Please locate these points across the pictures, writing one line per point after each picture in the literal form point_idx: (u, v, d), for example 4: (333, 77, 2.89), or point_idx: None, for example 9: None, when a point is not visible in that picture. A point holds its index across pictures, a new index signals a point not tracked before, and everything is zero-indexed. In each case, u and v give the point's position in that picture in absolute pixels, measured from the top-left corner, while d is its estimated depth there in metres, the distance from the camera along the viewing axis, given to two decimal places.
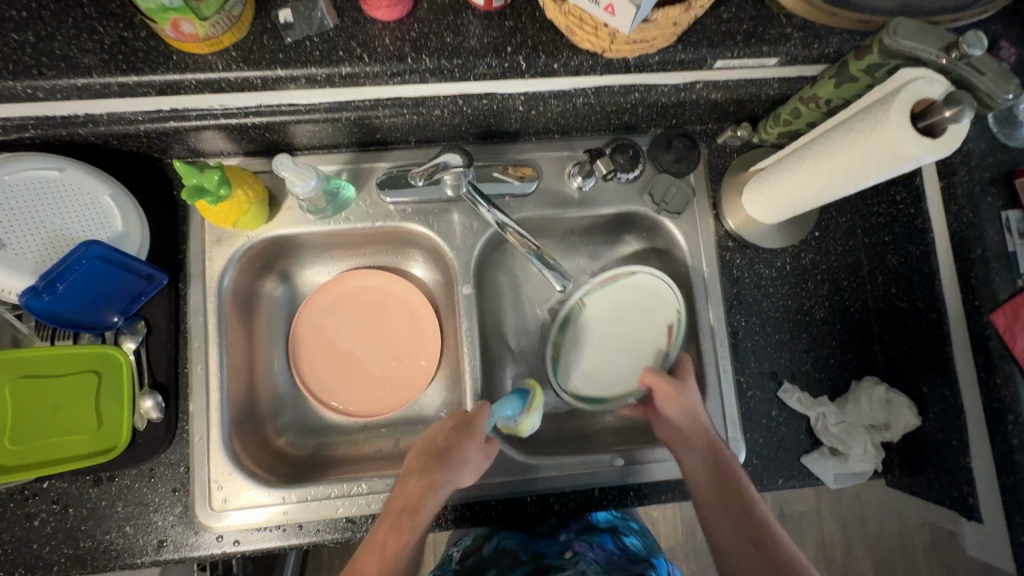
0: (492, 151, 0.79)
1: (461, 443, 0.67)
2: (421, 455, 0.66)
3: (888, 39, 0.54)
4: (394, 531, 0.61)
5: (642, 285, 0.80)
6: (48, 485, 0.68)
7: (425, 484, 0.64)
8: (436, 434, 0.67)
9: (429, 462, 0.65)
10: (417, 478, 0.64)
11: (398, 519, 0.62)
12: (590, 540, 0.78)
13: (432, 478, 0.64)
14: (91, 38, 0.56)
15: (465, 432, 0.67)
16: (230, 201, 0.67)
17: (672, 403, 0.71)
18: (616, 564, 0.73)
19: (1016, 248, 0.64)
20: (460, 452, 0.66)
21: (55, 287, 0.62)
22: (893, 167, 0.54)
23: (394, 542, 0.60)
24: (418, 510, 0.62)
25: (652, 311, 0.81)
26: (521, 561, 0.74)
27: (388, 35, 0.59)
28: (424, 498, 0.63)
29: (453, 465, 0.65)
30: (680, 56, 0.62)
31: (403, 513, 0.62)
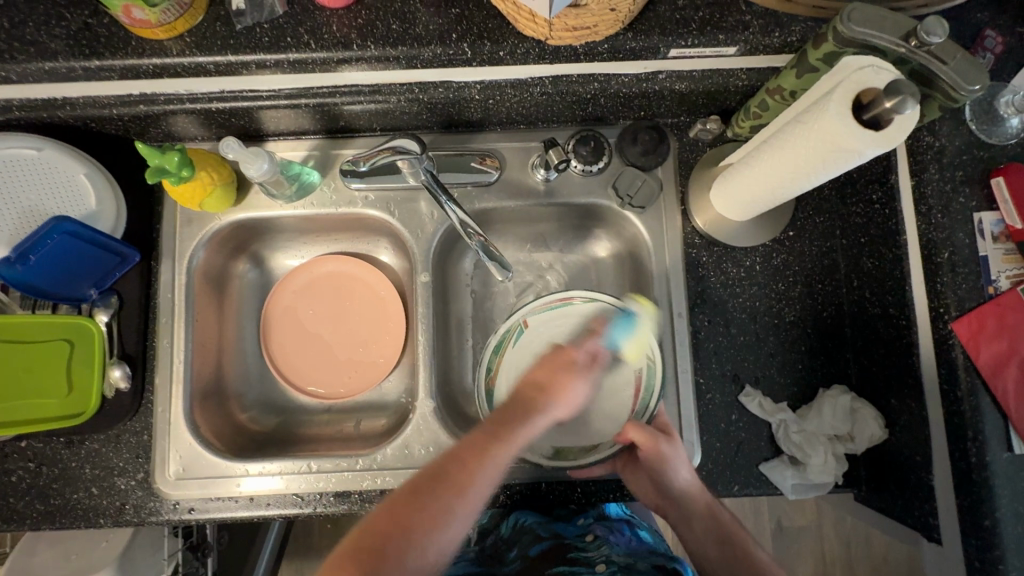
0: (457, 140, 0.79)
1: (570, 388, 0.56)
2: (540, 372, 0.57)
3: (842, 26, 0.51)
4: (480, 458, 0.50)
5: (597, 318, 0.73)
6: (24, 444, 0.73)
7: (530, 421, 0.53)
8: (543, 373, 0.57)
9: (529, 395, 0.55)
10: (513, 407, 0.54)
11: (501, 439, 0.51)
12: (611, 524, 0.76)
13: (524, 415, 0.53)
14: (59, 24, 0.60)
15: (575, 369, 0.57)
16: (194, 182, 0.70)
17: (666, 470, 0.65)
18: (639, 550, 0.71)
19: (985, 252, 0.60)
20: (567, 395, 0.56)
21: (27, 259, 0.66)
22: (843, 160, 0.50)
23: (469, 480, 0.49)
24: (506, 446, 0.51)
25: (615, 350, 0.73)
26: (543, 539, 0.74)
27: (335, 21, 0.61)
28: (468, 475, 0.49)
29: (546, 418, 0.54)
30: (631, 44, 0.61)
31: (490, 440, 0.51)
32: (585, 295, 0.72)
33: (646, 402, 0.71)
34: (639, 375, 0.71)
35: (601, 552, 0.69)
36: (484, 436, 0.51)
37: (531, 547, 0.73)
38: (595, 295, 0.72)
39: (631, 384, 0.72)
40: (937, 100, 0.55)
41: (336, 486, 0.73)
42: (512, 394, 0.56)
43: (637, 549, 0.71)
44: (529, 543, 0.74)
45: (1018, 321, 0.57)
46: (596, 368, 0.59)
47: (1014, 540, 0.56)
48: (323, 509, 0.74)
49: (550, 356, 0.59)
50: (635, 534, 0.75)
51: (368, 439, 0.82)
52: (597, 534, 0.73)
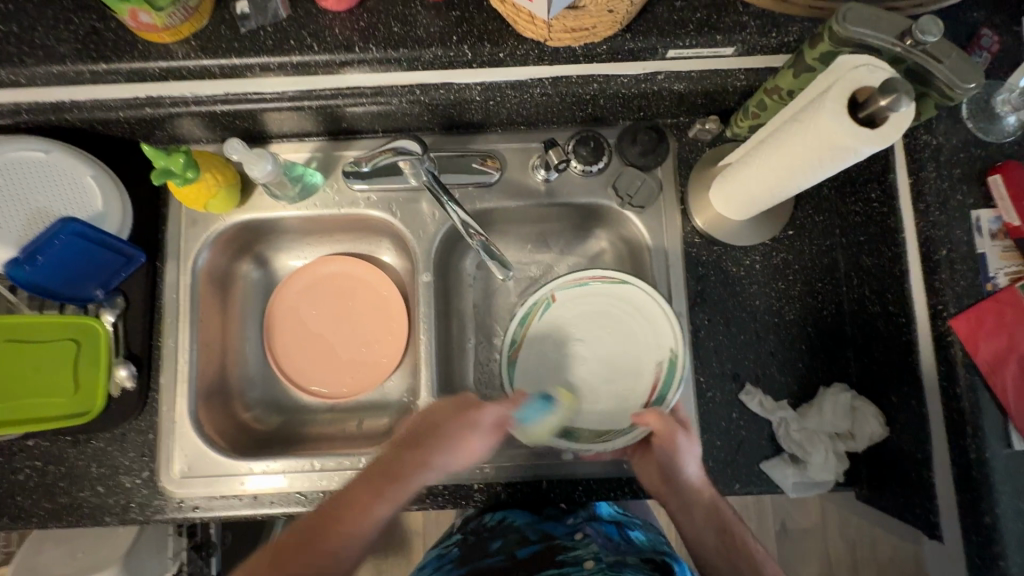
0: (458, 142, 0.80)
1: (459, 440, 0.58)
2: (428, 419, 0.60)
3: (838, 26, 0.51)
4: (359, 503, 0.55)
5: (623, 301, 0.74)
6: (31, 443, 0.74)
7: (411, 469, 0.56)
8: (440, 417, 0.59)
9: (418, 443, 0.58)
10: (399, 456, 0.58)
11: (376, 487, 0.56)
12: (600, 526, 0.75)
13: (416, 465, 0.56)
14: (68, 29, 0.62)
15: (472, 411, 0.59)
16: (199, 184, 0.71)
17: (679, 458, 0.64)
18: (629, 549, 0.71)
19: (983, 249, 0.60)
20: (471, 450, 0.58)
21: (35, 260, 0.67)
22: (840, 159, 0.51)
23: (353, 518, 0.54)
24: (386, 496, 0.55)
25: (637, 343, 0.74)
26: (531, 541, 0.73)
27: (337, 25, 0.62)
28: (350, 516, 0.54)
29: (444, 458, 0.57)
30: (629, 46, 0.62)
31: (380, 481, 0.56)
32: (611, 275, 0.72)
33: (663, 394, 0.70)
34: (661, 366, 0.71)
35: (590, 550, 0.69)
36: (366, 482, 0.56)
37: (518, 549, 0.72)
38: (624, 278, 0.71)
39: (652, 373, 0.72)
40: (934, 98, 0.55)
41: (339, 484, 0.74)
42: (394, 441, 0.60)
43: (628, 548, 0.71)
44: (516, 544, 0.73)
45: (1016, 318, 0.58)
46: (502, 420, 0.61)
47: (1016, 536, 0.56)
48: None
49: (454, 405, 0.60)
50: (624, 531, 0.76)
51: (371, 438, 0.83)
52: (585, 532, 0.73)
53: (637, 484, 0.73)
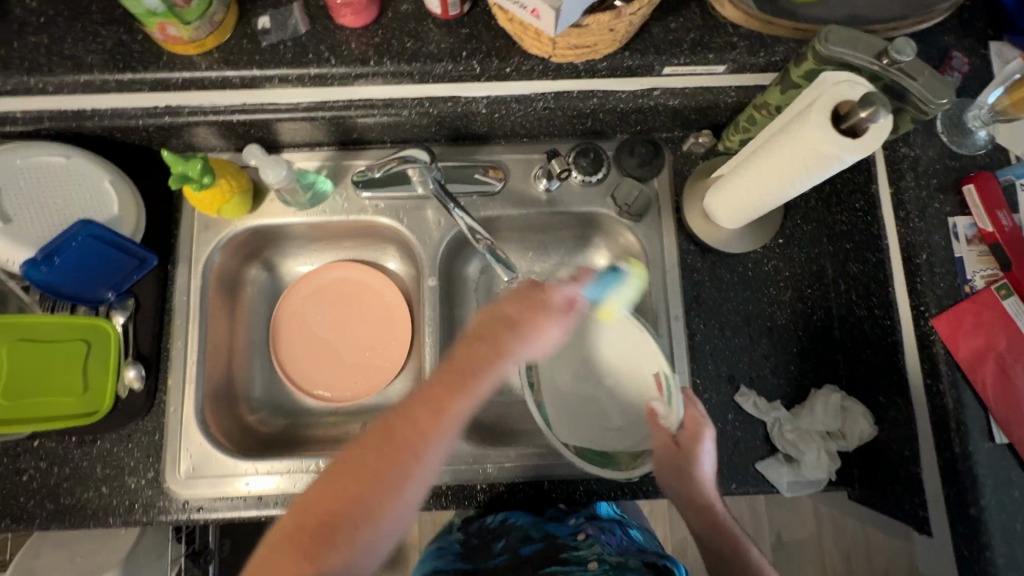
0: (463, 152, 0.83)
1: (542, 327, 0.60)
2: (493, 316, 0.60)
3: (820, 46, 0.56)
4: (431, 416, 0.54)
5: (598, 319, 0.74)
6: (37, 444, 0.74)
7: (486, 368, 0.57)
8: (514, 309, 0.60)
9: (489, 340, 0.58)
10: (476, 355, 0.57)
11: (446, 395, 0.55)
12: (602, 524, 0.78)
13: (494, 360, 0.57)
14: (97, 41, 0.65)
15: (546, 315, 0.60)
16: (214, 190, 0.73)
17: (673, 462, 0.67)
18: (629, 550, 0.72)
19: (961, 254, 0.64)
20: (544, 338, 0.60)
21: (52, 261, 0.68)
22: (823, 168, 0.55)
23: (431, 428, 0.53)
24: (466, 394, 0.55)
25: (640, 355, 0.72)
26: (533, 540, 0.75)
27: (354, 40, 0.66)
28: (421, 437, 0.53)
29: (536, 347, 0.60)
30: (627, 62, 0.66)
31: (458, 393, 0.55)
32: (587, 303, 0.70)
33: (669, 402, 0.69)
34: (659, 377, 0.70)
35: (593, 550, 0.71)
36: (448, 378, 0.56)
37: (523, 546, 0.74)
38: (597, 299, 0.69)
39: (654, 386, 0.72)
40: (909, 113, 0.59)
41: None
42: (462, 345, 0.58)
43: (628, 548, 0.73)
44: (520, 541, 0.75)
45: (993, 316, 0.61)
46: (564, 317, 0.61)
47: (999, 527, 0.59)
48: None
49: (516, 298, 0.61)
50: (625, 535, 0.77)
51: None
52: (588, 534, 0.75)
53: (637, 484, 0.75)
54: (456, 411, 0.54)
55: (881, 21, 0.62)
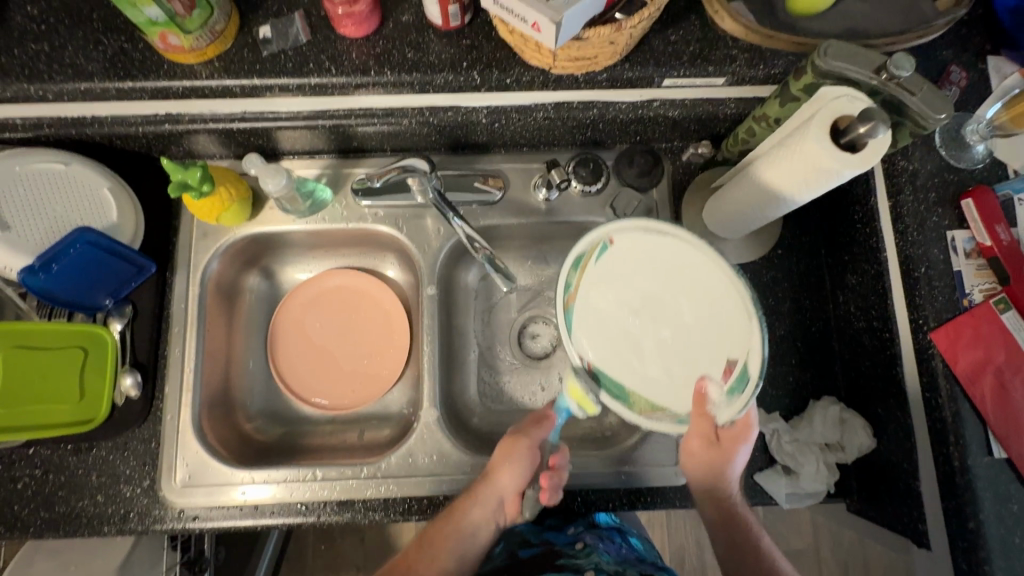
0: (463, 161, 0.84)
1: (506, 470, 0.68)
2: (495, 463, 0.69)
3: (819, 61, 0.56)
4: (440, 540, 0.68)
5: (686, 260, 0.59)
6: (32, 451, 0.74)
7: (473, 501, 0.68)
8: (497, 459, 0.69)
9: (472, 492, 0.68)
10: (456, 506, 0.69)
11: (451, 522, 0.68)
12: (601, 532, 0.77)
13: (469, 500, 0.68)
14: (98, 49, 0.65)
15: (520, 458, 0.68)
16: (213, 197, 0.73)
17: (716, 470, 0.61)
18: (629, 559, 0.72)
19: (959, 267, 0.64)
20: (505, 477, 0.68)
21: (51, 268, 0.68)
22: (822, 182, 0.55)
23: (458, 525, 0.67)
24: (475, 519, 0.68)
25: (716, 317, 0.57)
26: (531, 543, 0.76)
27: (355, 50, 0.66)
28: (440, 545, 0.68)
29: (505, 484, 0.68)
30: (627, 74, 0.67)
31: (445, 528, 0.68)
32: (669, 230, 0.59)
33: (737, 392, 0.55)
34: (731, 366, 0.55)
35: (591, 558, 0.70)
36: (445, 521, 0.68)
37: (520, 549, 0.75)
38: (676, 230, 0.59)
39: (721, 371, 0.55)
40: (907, 127, 0.60)
41: (340, 494, 0.74)
42: (439, 517, 0.69)
43: (627, 558, 0.72)
44: (518, 544, 0.76)
45: (992, 331, 0.61)
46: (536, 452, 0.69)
47: (999, 542, 0.58)
48: (326, 518, 0.74)
49: (505, 456, 0.69)
50: (623, 543, 0.76)
51: (371, 449, 0.84)
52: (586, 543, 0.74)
53: (635, 495, 0.74)
54: (461, 539, 0.68)
55: (879, 35, 0.63)
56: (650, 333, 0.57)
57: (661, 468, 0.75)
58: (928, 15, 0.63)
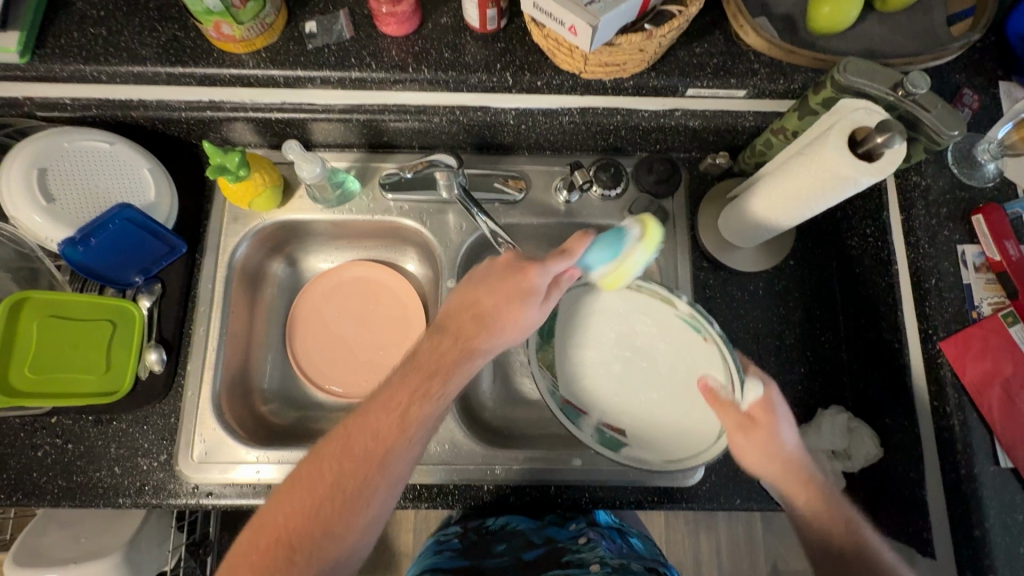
0: (488, 161, 0.86)
1: (518, 308, 0.61)
2: (479, 297, 0.61)
3: (839, 76, 0.59)
4: (412, 405, 0.58)
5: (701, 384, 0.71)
6: (54, 420, 0.76)
7: (456, 357, 0.60)
8: (489, 297, 0.61)
9: (462, 326, 0.61)
10: (447, 351, 0.61)
11: (429, 379, 0.59)
12: (602, 530, 0.77)
13: (465, 351, 0.61)
14: (152, 35, 0.69)
15: (526, 296, 0.61)
16: (249, 182, 0.76)
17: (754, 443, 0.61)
18: (630, 557, 0.72)
19: (969, 281, 0.66)
20: (506, 325, 0.61)
21: (89, 241, 0.70)
22: (838, 189, 0.57)
23: (408, 431, 0.58)
24: (429, 398, 0.59)
25: (662, 418, 0.73)
26: (535, 544, 0.75)
27: (394, 48, 0.69)
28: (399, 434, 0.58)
29: (513, 329, 0.61)
30: (653, 82, 0.70)
31: (433, 371, 0.60)
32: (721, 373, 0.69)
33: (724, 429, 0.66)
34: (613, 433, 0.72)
35: (595, 552, 0.70)
36: (429, 361, 0.60)
37: (524, 552, 0.74)
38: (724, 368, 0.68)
39: (614, 426, 0.73)
40: (922, 143, 0.62)
41: None
42: (429, 341, 0.62)
43: (628, 556, 0.73)
44: (522, 547, 0.75)
45: (1001, 343, 0.63)
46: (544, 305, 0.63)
47: (1003, 549, 0.59)
48: None
49: (495, 278, 0.62)
50: (624, 542, 0.76)
51: None
52: (589, 538, 0.74)
53: (642, 494, 0.75)
54: (448, 372, 0.60)
55: (895, 56, 0.66)
56: (615, 360, 0.76)
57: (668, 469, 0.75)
58: (942, 40, 0.67)
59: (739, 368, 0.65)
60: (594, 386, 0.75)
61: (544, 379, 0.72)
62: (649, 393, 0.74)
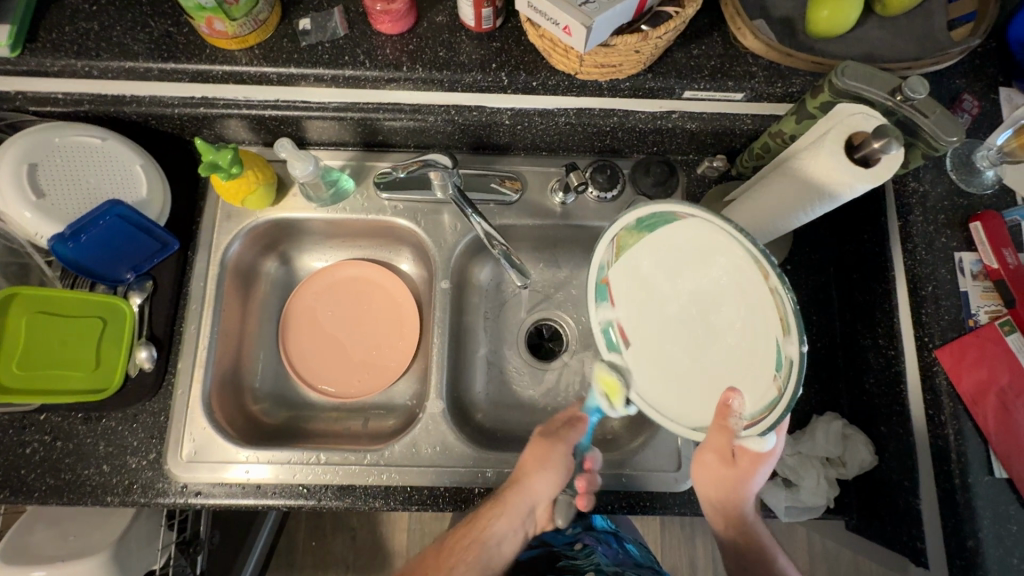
0: (483, 161, 0.86)
1: (541, 471, 0.69)
2: (521, 463, 0.70)
3: (836, 80, 0.58)
4: (455, 548, 0.68)
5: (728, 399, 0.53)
6: (43, 417, 0.75)
7: (504, 509, 0.68)
8: (528, 464, 0.70)
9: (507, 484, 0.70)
10: (490, 506, 0.68)
11: (474, 528, 0.68)
12: (599, 535, 0.77)
13: (506, 504, 0.68)
14: (144, 31, 0.68)
15: (552, 461, 0.69)
16: (241, 179, 0.75)
17: (728, 476, 0.58)
18: (626, 563, 0.73)
19: (966, 288, 0.65)
20: (538, 486, 0.69)
21: (80, 237, 0.69)
22: (833, 195, 0.56)
23: (449, 570, 0.67)
24: (471, 552, 0.67)
25: (673, 376, 0.59)
26: (531, 547, 0.76)
27: (389, 46, 0.69)
28: (440, 572, 0.67)
29: (543, 487, 0.69)
30: (649, 84, 0.69)
31: (474, 531, 0.68)
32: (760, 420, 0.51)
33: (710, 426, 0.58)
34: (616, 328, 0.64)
35: (590, 560, 0.71)
36: (480, 516, 0.68)
37: (519, 552, 0.76)
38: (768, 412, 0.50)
39: (620, 330, 0.64)
40: (921, 148, 0.61)
41: (342, 479, 0.75)
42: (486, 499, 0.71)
43: (624, 562, 0.73)
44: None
45: (997, 352, 0.62)
46: (566, 466, 0.70)
47: (997, 560, 0.59)
48: (327, 503, 0.75)
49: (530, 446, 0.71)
50: (620, 547, 0.77)
51: (375, 438, 0.84)
52: (585, 543, 0.75)
53: (635, 499, 0.75)
54: (496, 528, 0.67)
55: (895, 61, 0.65)
56: (689, 288, 0.57)
57: (660, 475, 0.75)
58: (943, 43, 0.66)
59: (770, 425, 0.50)
60: (631, 286, 0.62)
61: (605, 250, 0.63)
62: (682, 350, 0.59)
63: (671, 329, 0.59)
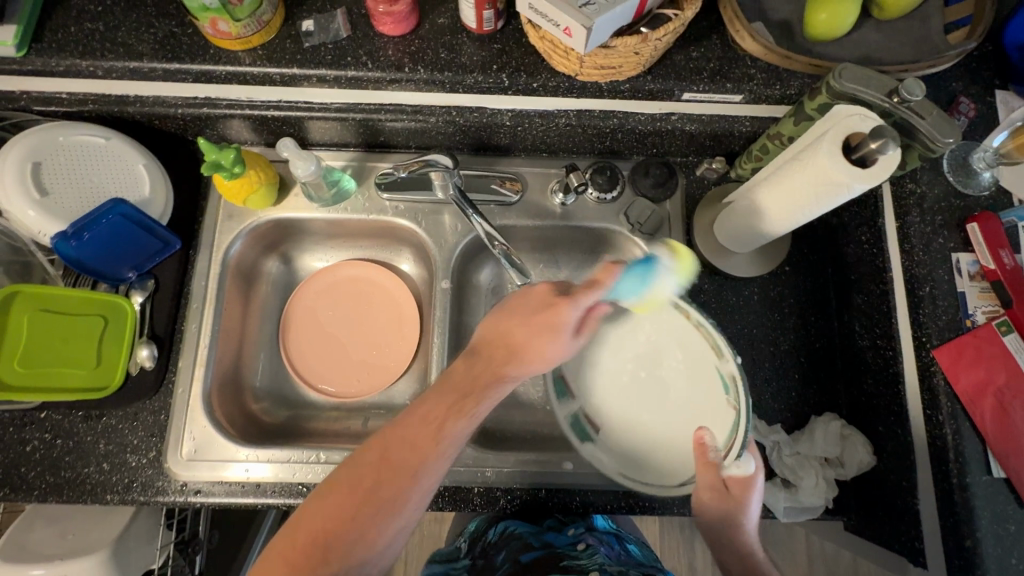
0: (484, 162, 0.86)
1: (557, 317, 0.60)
2: (502, 324, 0.60)
3: (835, 82, 0.59)
4: (436, 439, 0.54)
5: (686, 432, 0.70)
6: (44, 415, 0.75)
7: (480, 386, 0.57)
8: (519, 323, 0.60)
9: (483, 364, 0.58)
10: (466, 389, 0.57)
11: (457, 394, 0.56)
12: (601, 537, 0.77)
13: (484, 390, 0.57)
14: (149, 31, 0.69)
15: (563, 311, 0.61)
16: (244, 179, 0.76)
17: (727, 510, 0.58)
18: (629, 563, 0.72)
19: (963, 289, 0.66)
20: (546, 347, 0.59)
21: (82, 236, 0.70)
22: (832, 194, 0.56)
23: (434, 445, 0.54)
24: (461, 413, 0.55)
25: (650, 437, 0.72)
26: (533, 548, 0.74)
27: (391, 48, 0.70)
28: (421, 457, 0.53)
29: (552, 349, 0.60)
30: (648, 86, 0.70)
31: (462, 392, 0.56)
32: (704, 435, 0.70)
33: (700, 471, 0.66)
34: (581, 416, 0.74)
35: (594, 560, 0.70)
36: (455, 379, 0.57)
37: (522, 554, 0.73)
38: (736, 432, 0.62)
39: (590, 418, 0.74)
40: (918, 150, 0.62)
41: None
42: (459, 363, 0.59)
43: (627, 563, 0.72)
44: (519, 550, 0.74)
45: (994, 352, 0.62)
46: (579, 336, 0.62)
47: (995, 560, 0.59)
48: None
49: (523, 305, 0.61)
50: (622, 549, 0.76)
51: None
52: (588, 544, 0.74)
53: (634, 499, 0.75)
54: (479, 393, 0.57)
55: (892, 64, 0.66)
56: (628, 363, 0.75)
57: None
58: (939, 47, 0.66)
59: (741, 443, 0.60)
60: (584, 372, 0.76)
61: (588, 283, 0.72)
62: (647, 415, 0.73)
63: (628, 403, 0.74)
